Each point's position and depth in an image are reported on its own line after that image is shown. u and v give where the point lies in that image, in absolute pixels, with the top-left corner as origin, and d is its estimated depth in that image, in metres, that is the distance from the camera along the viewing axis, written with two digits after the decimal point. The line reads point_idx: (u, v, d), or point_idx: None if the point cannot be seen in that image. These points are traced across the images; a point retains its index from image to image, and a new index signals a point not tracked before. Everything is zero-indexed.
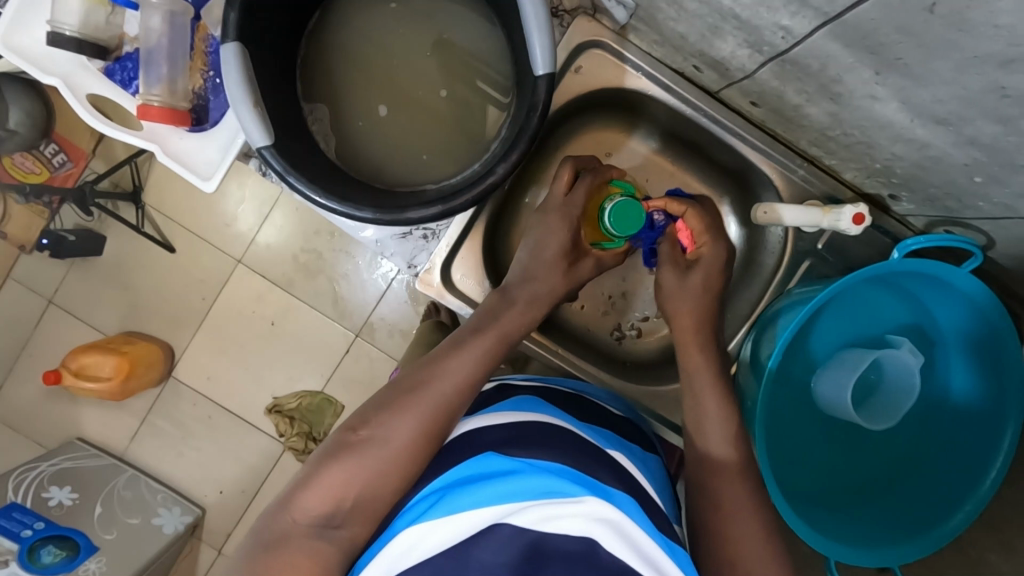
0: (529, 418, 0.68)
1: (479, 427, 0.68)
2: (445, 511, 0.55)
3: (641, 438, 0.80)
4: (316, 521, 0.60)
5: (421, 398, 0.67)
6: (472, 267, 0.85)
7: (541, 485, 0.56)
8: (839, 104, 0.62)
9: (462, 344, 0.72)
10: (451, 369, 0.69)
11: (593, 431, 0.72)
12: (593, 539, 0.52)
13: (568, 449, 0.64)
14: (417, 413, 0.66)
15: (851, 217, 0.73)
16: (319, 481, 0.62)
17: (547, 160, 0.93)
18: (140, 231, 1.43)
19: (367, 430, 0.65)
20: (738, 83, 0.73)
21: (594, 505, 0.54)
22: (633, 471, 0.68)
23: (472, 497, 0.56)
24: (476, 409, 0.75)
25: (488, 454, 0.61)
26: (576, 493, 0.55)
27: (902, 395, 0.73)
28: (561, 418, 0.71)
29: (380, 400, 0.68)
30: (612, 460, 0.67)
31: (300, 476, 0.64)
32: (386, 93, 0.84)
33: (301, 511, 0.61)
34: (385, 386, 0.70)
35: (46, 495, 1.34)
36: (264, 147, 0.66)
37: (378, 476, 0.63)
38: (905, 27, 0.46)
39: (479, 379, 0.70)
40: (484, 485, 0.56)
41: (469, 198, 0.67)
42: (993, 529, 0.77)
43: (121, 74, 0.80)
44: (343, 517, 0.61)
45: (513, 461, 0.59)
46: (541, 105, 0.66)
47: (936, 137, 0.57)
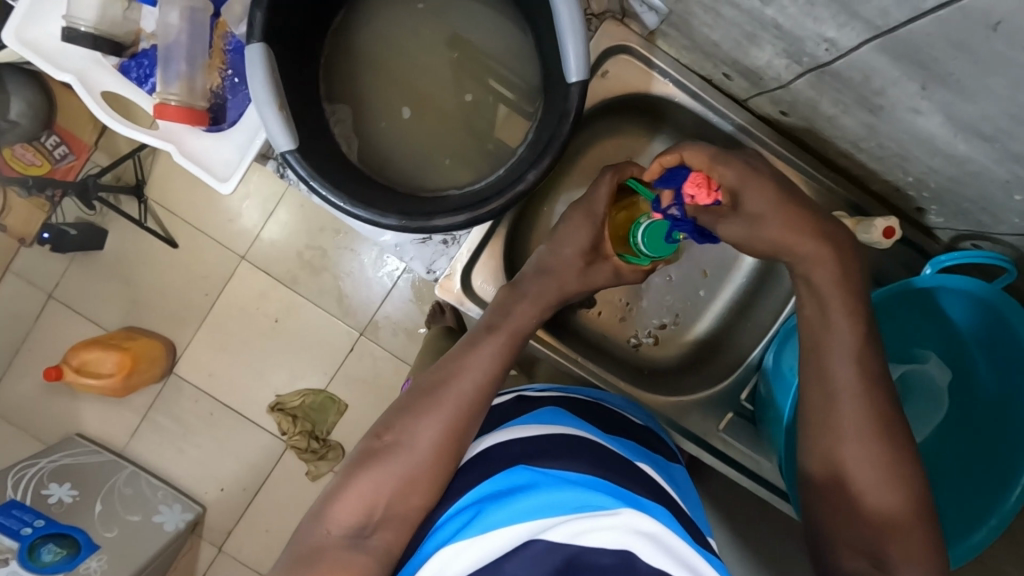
0: (553, 427, 0.66)
1: (502, 437, 0.66)
2: (479, 529, 0.54)
3: (664, 448, 0.79)
4: (349, 530, 0.60)
5: (442, 400, 0.67)
6: (492, 274, 0.83)
7: (573, 498, 0.55)
8: (877, 116, 0.61)
9: (478, 342, 0.71)
10: (470, 368, 0.69)
11: (616, 442, 0.71)
12: (630, 551, 0.52)
13: (595, 459, 0.62)
14: (440, 415, 0.66)
15: (882, 230, 0.72)
16: (349, 492, 0.62)
17: (567, 164, 0.91)
18: (143, 226, 1.41)
19: (393, 435, 0.65)
20: (769, 91, 0.72)
21: (629, 517, 0.53)
22: (655, 475, 0.68)
23: (506, 511, 0.55)
24: (499, 421, 0.72)
25: (517, 467, 0.60)
26: (610, 505, 0.54)
27: (927, 410, 0.76)
28: (585, 429, 0.69)
29: (402, 405, 0.68)
30: (636, 468, 0.65)
31: (329, 487, 0.63)
32: (406, 95, 0.83)
33: (334, 522, 0.60)
34: (406, 391, 0.70)
35: (45, 492, 1.32)
36: (289, 151, 0.64)
37: (406, 480, 0.62)
38: (963, 43, 0.45)
39: (495, 383, 0.70)
40: (516, 500, 0.55)
41: (497, 206, 0.66)
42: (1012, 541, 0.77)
43: (137, 72, 0.79)
44: (375, 525, 0.60)
45: (542, 474, 0.58)
46: (573, 112, 0.64)
47: (978, 152, 0.56)
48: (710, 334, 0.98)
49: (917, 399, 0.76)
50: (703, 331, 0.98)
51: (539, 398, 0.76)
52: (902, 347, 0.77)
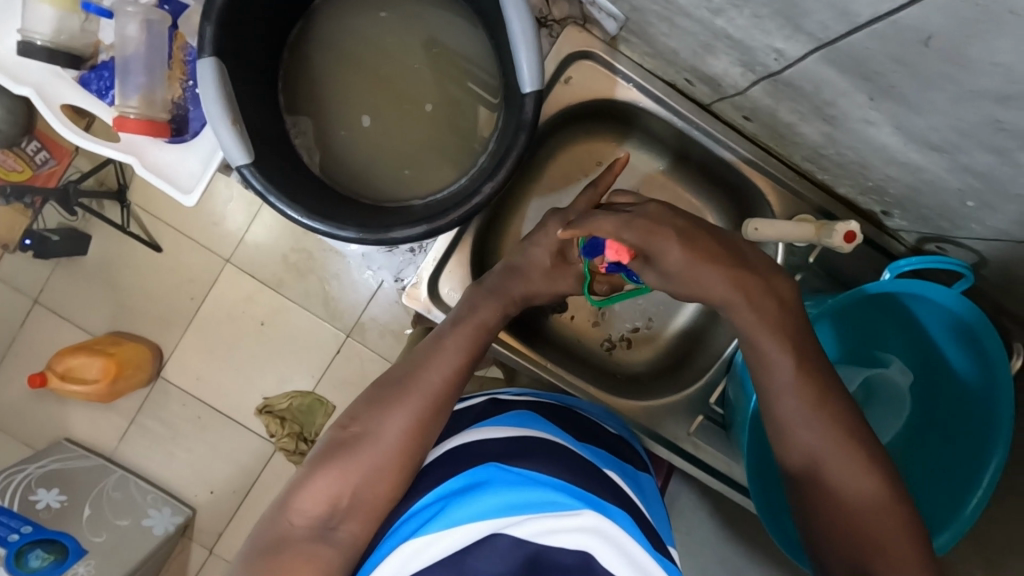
0: (524, 430, 0.66)
1: (471, 434, 0.65)
2: (443, 523, 0.54)
3: (633, 456, 0.79)
4: (313, 520, 0.58)
5: (411, 392, 0.66)
6: (460, 281, 0.83)
7: (543, 498, 0.55)
8: (832, 125, 0.61)
9: (446, 339, 0.71)
10: (440, 361, 0.69)
11: (587, 448, 0.70)
12: (589, 553, 0.52)
13: (564, 462, 0.62)
14: (408, 407, 0.65)
15: (843, 235, 0.72)
16: (311, 484, 0.60)
17: (537, 170, 0.91)
18: (126, 231, 1.40)
19: (360, 426, 0.64)
20: (730, 97, 0.71)
21: (594, 519, 0.54)
22: (621, 481, 0.67)
23: (471, 507, 0.54)
24: (468, 422, 0.70)
25: (490, 465, 0.59)
26: (577, 507, 0.55)
27: (888, 419, 0.76)
28: (557, 434, 0.69)
29: (370, 398, 0.67)
30: (601, 474, 0.65)
31: (295, 477, 0.62)
32: (370, 103, 0.82)
33: (299, 511, 0.59)
34: (375, 384, 0.69)
35: (34, 497, 1.32)
36: (244, 165, 0.64)
37: (372, 472, 0.61)
38: (900, 58, 0.45)
39: (463, 382, 0.69)
40: (483, 496, 0.55)
41: (455, 217, 0.66)
42: (978, 543, 0.77)
43: (98, 84, 0.78)
44: (341, 516, 0.59)
45: (510, 473, 0.58)
46: (528, 123, 0.65)
47: (929, 161, 0.56)
48: (684, 337, 0.98)
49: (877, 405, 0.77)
50: (676, 333, 0.99)
51: (509, 401, 0.75)
52: (866, 351, 0.77)
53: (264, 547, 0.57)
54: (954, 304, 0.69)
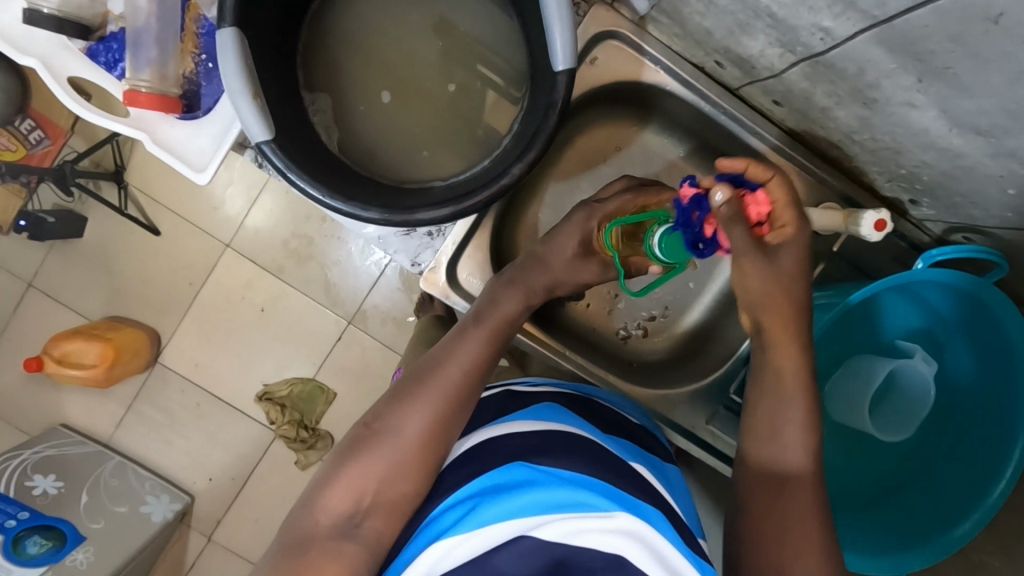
0: (546, 424, 0.64)
1: (491, 431, 0.64)
2: (473, 523, 0.52)
3: (659, 447, 0.77)
4: (338, 520, 0.57)
5: (432, 385, 0.64)
6: (478, 265, 0.82)
7: (571, 497, 0.53)
8: (872, 109, 0.59)
9: (467, 331, 0.69)
10: (460, 355, 0.67)
11: (613, 441, 0.69)
12: (622, 555, 0.50)
13: (591, 458, 0.60)
14: (429, 400, 0.63)
15: (873, 223, 0.70)
16: (336, 481, 0.59)
17: (555, 154, 0.90)
18: (124, 213, 1.37)
19: (380, 422, 0.62)
20: (762, 81, 0.70)
21: (624, 520, 0.52)
22: (649, 476, 0.65)
23: (502, 506, 0.53)
24: (491, 415, 0.69)
25: (513, 463, 0.57)
26: (607, 507, 0.53)
27: (905, 414, 0.73)
28: (583, 427, 0.67)
29: (391, 393, 0.65)
30: (629, 469, 0.63)
31: (318, 474, 0.60)
32: (387, 79, 0.80)
33: (323, 511, 0.57)
34: (395, 380, 0.67)
35: (29, 483, 1.30)
36: (264, 142, 0.62)
37: (396, 469, 0.59)
38: (960, 37, 0.43)
39: (486, 371, 0.67)
40: (514, 495, 0.53)
41: (482, 198, 0.64)
42: (995, 534, 0.77)
43: (106, 56, 0.76)
44: (367, 513, 0.58)
45: (542, 472, 0.56)
46: (560, 102, 0.62)
47: (973, 147, 0.55)
48: (700, 325, 0.97)
49: (896, 399, 0.74)
50: (695, 321, 0.98)
51: (529, 392, 0.73)
52: (888, 341, 0.75)
53: (291, 544, 0.56)
54: (971, 286, 0.68)
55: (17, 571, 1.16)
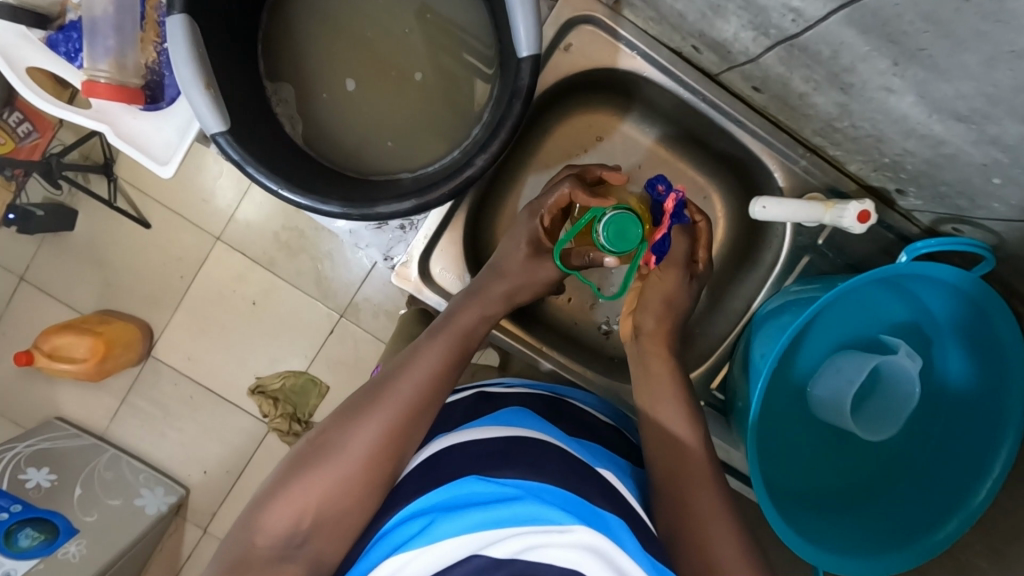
0: (513, 432, 0.63)
1: (453, 439, 0.63)
2: (426, 539, 0.51)
3: (631, 453, 0.75)
4: (278, 540, 0.56)
5: (383, 401, 0.63)
6: (453, 260, 0.80)
7: (528, 511, 0.52)
8: (850, 94, 0.56)
9: (424, 346, 0.68)
10: (414, 369, 0.65)
11: (581, 446, 0.67)
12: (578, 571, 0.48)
13: (554, 467, 0.58)
14: (380, 416, 0.61)
15: (856, 214, 0.69)
16: (279, 499, 0.58)
17: (534, 144, 0.87)
18: (113, 206, 1.36)
19: (327, 437, 0.61)
20: (740, 66, 0.67)
21: (582, 534, 0.50)
22: (617, 483, 0.63)
23: (455, 523, 0.52)
24: (454, 424, 0.68)
25: (472, 477, 0.56)
26: (564, 521, 0.51)
27: (891, 412, 0.70)
28: (550, 433, 0.65)
29: (342, 409, 0.64)
30: (594, 474, 0.61)
31: (262, 491, 0.60)
32: (355, 67, 0.77)
33: (263, 532, 0.56)
34: (350, 396, 0.66)
35: (23, 476, 1.29)
36: (220, 133, 0.60)
37: (336, 489, 0.58)
38: (931, 15, 0.41)
39: (440, 387, 0.66)
40: (468, 511, 0.52)
41: (445, 191, 0.62)
42: (984, 534, 0.75)
43: (66, 46, 0.74)
44: (309, 532, 0.56)
45: (499, 488, 0.54)
46: (524, 90, 0.60)
47: (955, 134, 0.52)
48: None
49: (882, 396, 0.71)
50: None
51: (501, 394, 0.72)
52: (873, 337, 0.72)
53: (231, 566, 0.55)
54: (963, 284, 0.65)
55: (9, 564, 1.16)
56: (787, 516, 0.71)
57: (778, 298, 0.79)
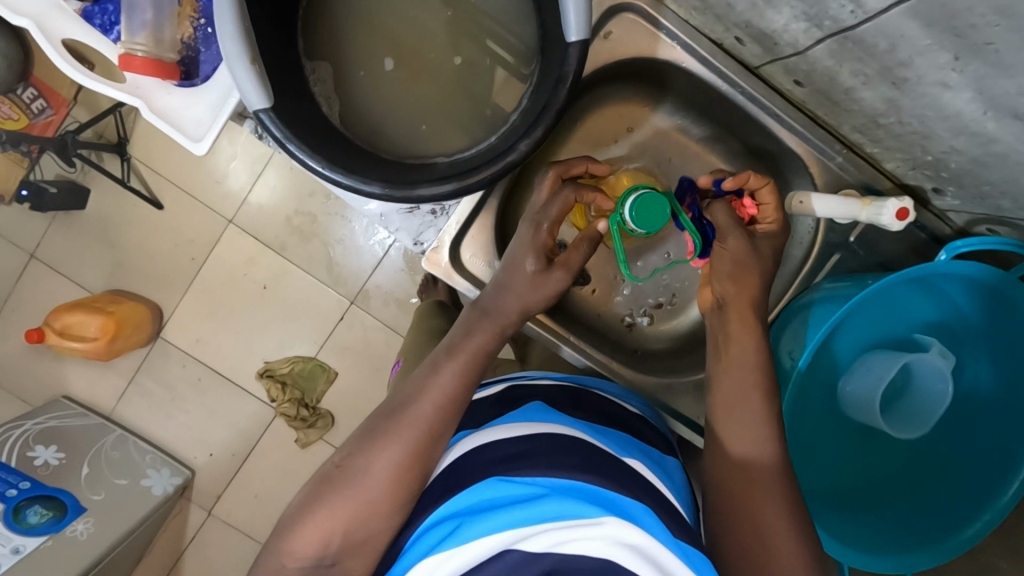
0: (535, 429, 0.62)
1: (477, 440, 0.62)
2: (458, 541, 0.52)
3: (657, 439, 0.75)
4: (307, 562, 0.56)
5: (400, 426, 0.61)
6: (482, 247, 0.79)
7: (556, 508, 0.52)
8: (901, 89, 0.56)
9: (439, 365, 0.65)
10: (431, 392, 0.63)
11: (608, 438, 0.66)
12: (611, 561, 0.49)
13: (581, 459, 0.58)
14: (403, 438, 0.60)
15: (895, 212, 0.68)
16: (306, 521, 0.57)
17: (564, 134, 0.87)
18: (127, 185, 1.35)
19: (349, 461, 0.60)
20: (784, 59, 0.66)
21: (613, 527, 0.50)
22: (649, 475, 0.63)
23: (484, 522, 0.52)
24: (480, 422, 0.67)
25: (493, 479, 0.56)
26: (593, 514, 0.51)
27: (921, 412, 0.70)
28: (574, 426, 0.65)
29: (364, 430, 0.62)
30: (625, 466, 0.61)
31: (289, 512, 0.59)
32: (392, 46, 0.76)
33: (291, 554, 0.56)
34: (369, 416, 0.65)
35: (31, 454, 1.28)
36: (262, 110, 0.60)
37: (362, 514, 0.57)
38: (1004, 8, 0.40)
39: (458, 407, 0.63)
40: (495, 511, 0.53)
41: (486, 175, 0.62)
42: (1005, 535, 0.76)
43: (102, 18, 0.73)
44: (339, 553, 0.57)
45: (523, 485, 0.55)
46: (571, 76, 0.60)
47: (1008, 133, 0.52)
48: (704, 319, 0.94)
49: (912, 396, 0.71)
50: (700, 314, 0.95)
51: (523, 390, 0.72)
52: (905, 336, 0.72)
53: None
54: (994, 281, 0.66)
55: (18, 539, 1.15)
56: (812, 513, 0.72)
57: (808, 294, 0.78)
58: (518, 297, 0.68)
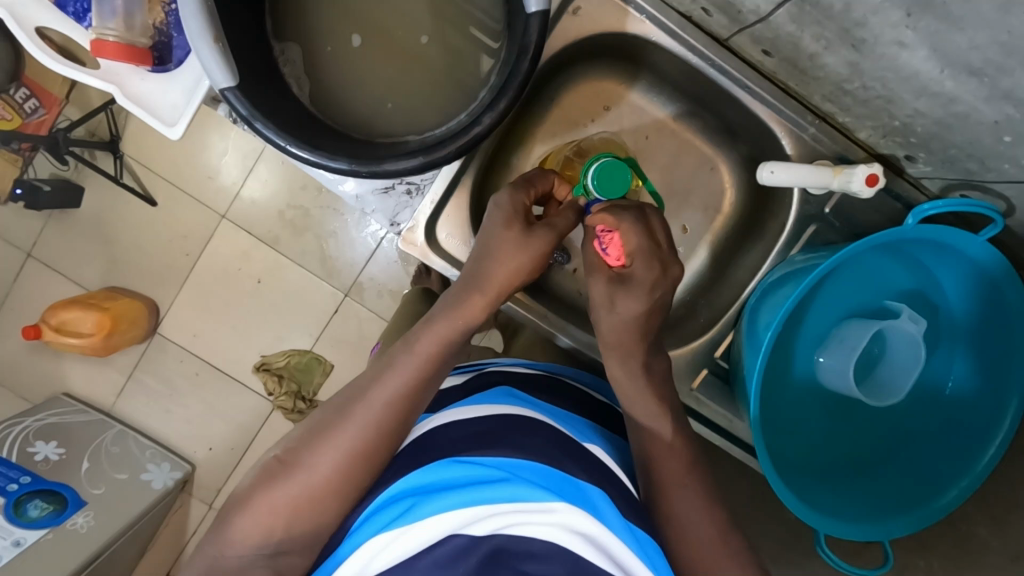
0: (495, 412, 0.62)
1: (440, 419, 0.63)
2: (405, 523, 0.52)
3: (620, 429, 0.75)
4: (249, 552, 0.55)
5: (350, 421, 0.59)
6: (458, 226, 0.80)
7: (508, 492, 0.52)
8: (861, 52, 0.56)
9: (402, 358, 0.63)
10: (383, 386, 0.61)
11: (569, 422, 0.66)
12: (557, 545, 0.49)
13: (540, 443, 0.59)
14: (357, 427, 0.59)
15: (865, 177, 0.69)
16: (252, 507, 0.56)
17: (540, 114, 0.87)
18: (120, 182, 1.36)
19: (298, 452, 0.58)
20: (750, 28, 0.66)
21: (563, 513, 0.51)
22: (606, 460, 0.63)
23: (434, 504, 0.52)
24: (445, 404, 0.67)
25: (448, 460, 0.56)
26: (543, 500, 0.52)
27: (898, 378, 0.70)
28: (535, 410, 0.65)
29: (312, 428, 0.60)
30: (582, 451, 0.61)
31: (236, 498, 0.58)
32: (360, 23, 0.76)
33: (230, 544, 0.55)
34: (320, 410, 0.63)
35: (31, 449, 1.30)
36: (228, 88, 0.60)
37: (310, 506, 0.56)
38: None
39: (416, 402, 0.62)
40: (446, 493, 0.53)
41: (452, 149, 0.62)
42: (986, 504, 0.75)
43: (74, 6, 0.74)
44: (286, 543, 0.56)
45: (477, 467, 0.55)
46: (532, 46, 0.60)
47: (967, 90, 0.52)
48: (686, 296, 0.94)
49: (890, 363, 0.71)
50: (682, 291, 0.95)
51: (488, 375, 0.72)
52: (880, 303, 0.72)
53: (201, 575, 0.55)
54: (964, 243, 0.65)
55: (19, 532, 1.16)
56: (792, 484, 0.72)
57: (783, 267, 0.78)
58: (504, 263, 0.66)
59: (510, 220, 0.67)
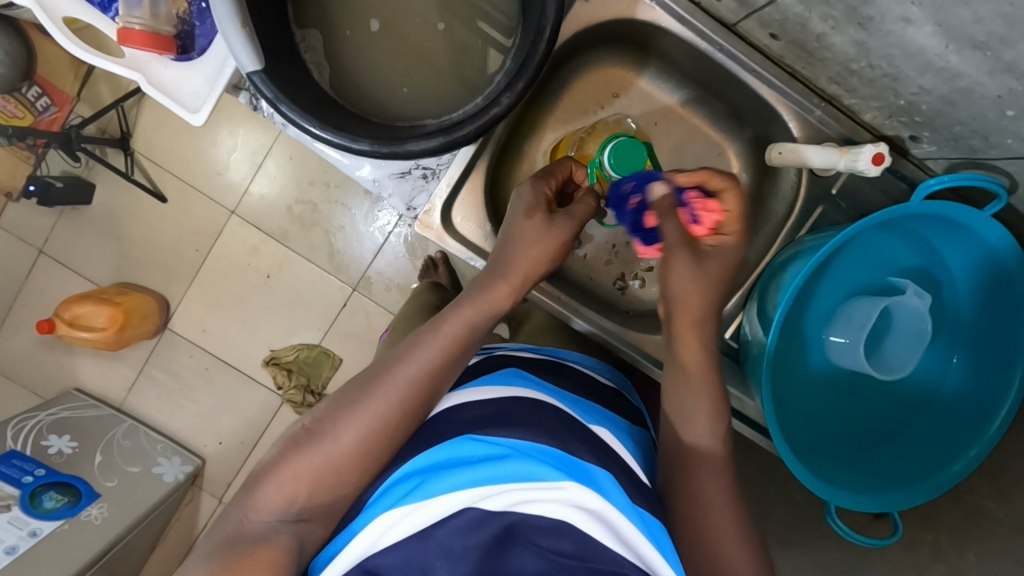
0: (508, 391, 0.64)
1: (453, 398, 0.64)
2: (421, 495, 0.53)
3: (630, 412, 0.75)
4: (272, 519, 0.55)
5: (374, 395, 0.60)
6: (473, 209, 0.81)
7: (519, 470, 0.54)
8: (868, 30, 0.58)
9: (422, 339, 0.64)
10: (407, 364, 0.62)
11: (578, 405, 0.67)
12: (568, 523, 0.51)
13: (553, 424, 0.60)
14: (377, 400, 0.60)
15: (871, 156, 0.70)
16: (275, 476, 0.56)
17: (551, 100, 0.89)
18: (131, 179, 1.38)
19: (320, 423, 0.59)
20: (759, 11, 0.68)
21: (572, 491, 0.53)
22: (614, 443, 0.64)
23: (451, 479, 0.53)
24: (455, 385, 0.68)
25: (464, 437, 0.58)
26: (553, 478, 0.53)
27: (907, 352, 0.72)
28: (547, 392, 0.66)
29: (334, 400, 0.61)
30: (592, 434, 0.62)
31: (257, 469, 0.58)
32: (379, 8, 0.79)
33: (253, 511, 0.55)
34: (343, 387, 0.62)
35: (45, 443, 1.32)
36: (254, 71, 0.63)
37: (335, 478, 0.57)
38: None
39: (438, 380, 0.62)
40: (462, 468, 0.54)
41: (472, 129, 0.64)
42: (991, 477, 0.77)
43: None
44: (310, 512, 0.56)
45: (493, 444, 0.56)
46: (549, 28, 0.62)
47: (971, 65, 0.54)
48: None
49: (898, 339, 0.72)
50: None
51: (503, 357, 0.73)
52: (886, 280, 0.74)
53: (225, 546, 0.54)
54: (969, 219, 0.67)
55: (35, 523, 1.18)
56: (803, 460, 0.73)
57: (790, 248, 0.79)
58: (525, 250, 0.68)
59: (532, 209, 0.70)
